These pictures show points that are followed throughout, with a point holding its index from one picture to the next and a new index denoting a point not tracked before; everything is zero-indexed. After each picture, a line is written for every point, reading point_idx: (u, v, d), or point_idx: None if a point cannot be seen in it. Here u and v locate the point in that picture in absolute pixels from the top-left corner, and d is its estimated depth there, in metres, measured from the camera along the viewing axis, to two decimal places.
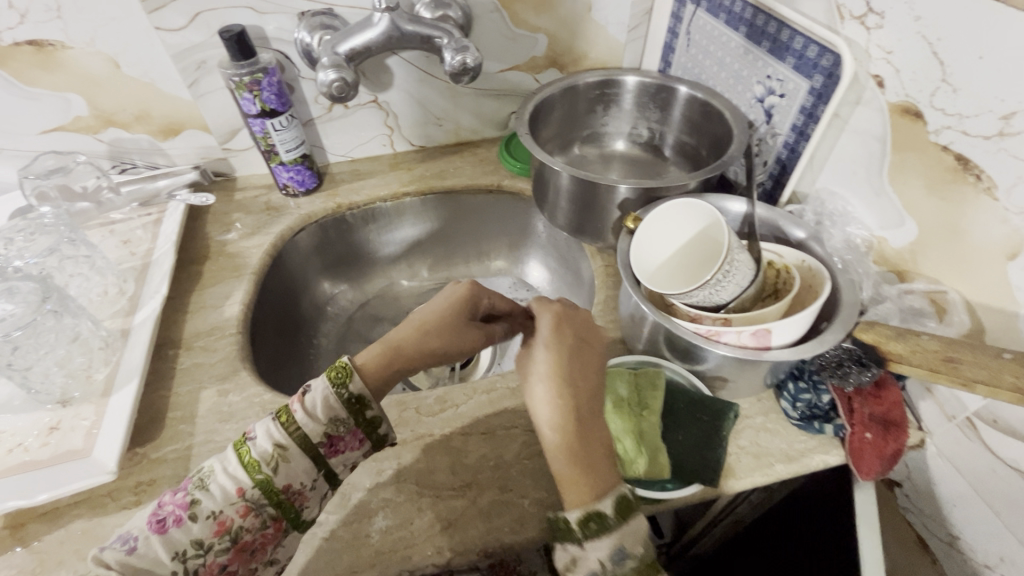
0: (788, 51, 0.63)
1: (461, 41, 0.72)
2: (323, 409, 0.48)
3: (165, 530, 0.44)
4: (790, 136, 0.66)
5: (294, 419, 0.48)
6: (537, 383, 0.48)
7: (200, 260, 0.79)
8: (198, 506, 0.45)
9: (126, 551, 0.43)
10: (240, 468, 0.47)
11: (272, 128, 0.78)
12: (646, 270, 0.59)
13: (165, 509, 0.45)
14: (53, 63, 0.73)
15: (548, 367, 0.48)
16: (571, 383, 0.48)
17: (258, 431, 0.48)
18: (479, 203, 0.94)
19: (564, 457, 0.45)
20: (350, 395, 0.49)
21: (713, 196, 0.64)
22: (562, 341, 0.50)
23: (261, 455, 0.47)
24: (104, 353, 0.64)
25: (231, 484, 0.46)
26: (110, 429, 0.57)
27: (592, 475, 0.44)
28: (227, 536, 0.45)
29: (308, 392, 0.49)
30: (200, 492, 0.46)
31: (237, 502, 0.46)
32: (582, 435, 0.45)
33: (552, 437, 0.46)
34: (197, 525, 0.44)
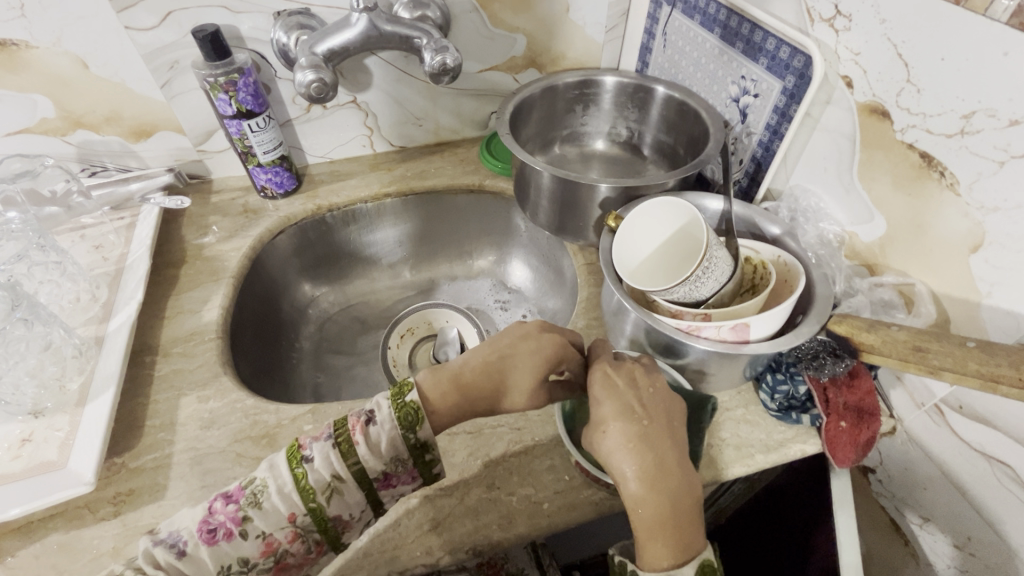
0: (761, 52, 0.64)
1: (440, 41, 0.72)
2: (386, 445, 0.48)
3: (214, 542, 0.45)
4: (764, 135, 0.67)
5: (354, 450, 0.47)
6: (613, 440, 0.48)
7: (177, 264, 0.77)
8: (249, 523, 0.45)
9: (176, 554, 0.44)
10: (294, 491, 0.46)
11: (249, 129, 0.77)
12: (628, 268, 0.60)
13: (215, 519, 0.46)
14: (18, 63, 0.71)
15: (622, 425, 0.48)
16: (643, 439, 0.48)
17: (316, 454, 0.47)
18: (462, 203, 0.94)
19: (652, 520, 0.45)
20: (417, 440, 0.49)
21: (692, 194, 0.66)
22: (622, 394, 0.50)
23: (318, 485, 0.46)
24: (78, 361, 0.62)
25: (284, 507, 0.46)
26: (86, 439, 0.56)
27: (680, 537, 0.45)
28: (272, 555, 0.46)
29: (373, 425, 0.48)
30: (252, 509, 0.46)
31: (287, 527, 0.46)
32: (670, 496, 0.46)
33: (638, 500, 0.46)
34: (246, 543, 0.45)
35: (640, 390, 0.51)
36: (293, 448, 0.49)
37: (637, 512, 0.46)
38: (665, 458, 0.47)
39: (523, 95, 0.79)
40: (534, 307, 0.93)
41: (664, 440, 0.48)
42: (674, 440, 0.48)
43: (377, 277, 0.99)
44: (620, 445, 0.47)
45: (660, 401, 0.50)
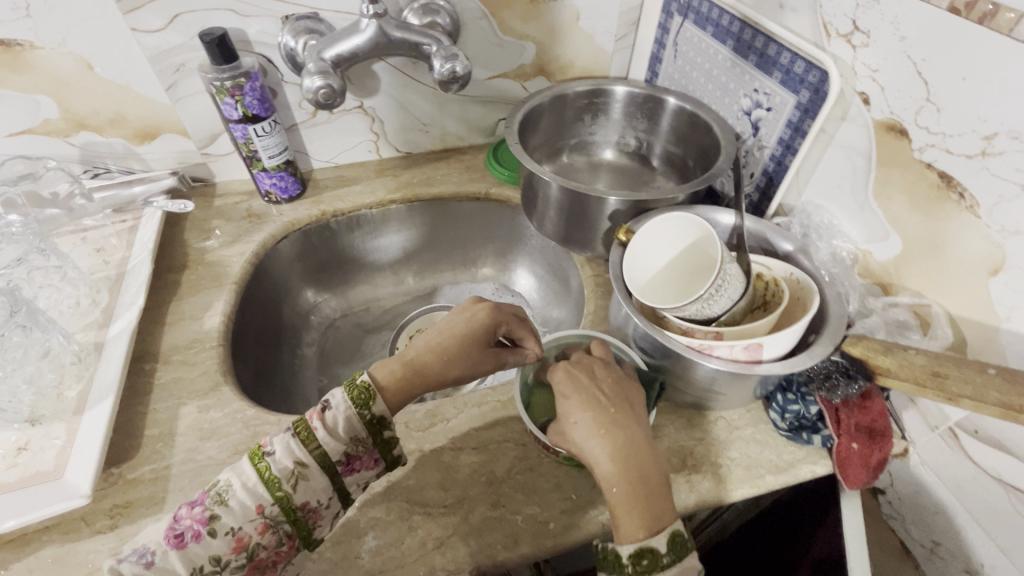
0: (775, 65, 0.64)
1: (450, 49, 0.71)
2: (344, 427, 0.50)
3: (184, 545, 0.45)
4: (777, 149, 0.67)
5: (314, 436, 0.49)
6: (581, 424, 0.50)
7: (179, 269, 0.76)
8: (217, 521, 0.45)
9: (143, 565, 0.44)
10: (259, 484, 0.47)
11: (254, 134, 0.76)
12: (637, 282, 0.59)
13: (182, 523, 0.46)
14: (22, 63, 0.70)
15: (588, 409, 0.50)
16: (608, 418, 0.49)
17: (274, 446, 0.48)
18: (467, 210, 0.93)
19: (623, 495, 0.46)
20: (372, 416, 0.50)
21: (703, 208, 0.65)
22: (584, 385, 0.52)
23: (281, 473, 0.47)
24: (76, 368, 0.61)
25: (249, 501, 0.46)
26: (83, 449, 0.55)
27: (650, 508, 0.46)
28: (243, 553, 0.46)
29: (328, 409, 0.50)
30: (219, 507, 0.46)
31: (256, 520, 0.46)
32: (639, 469, 0.47)
33: (606, 477, 0.47)
34: (215, 541, 0.45)
35: (603, 378, 0.53)
36: (252, 449, 0.49)
37: (608, 491, 0.47)
38: (631, 436, 0.48)
39: (531, 103, 0.79)
40: (539, 318, 0.93)
41: (629, 420, 0.49)
42: (640, 420, 0.50)
43: (381, 284, 0.98)
44: (585, 426, 0.49)
45: (620, 388, 0.52)
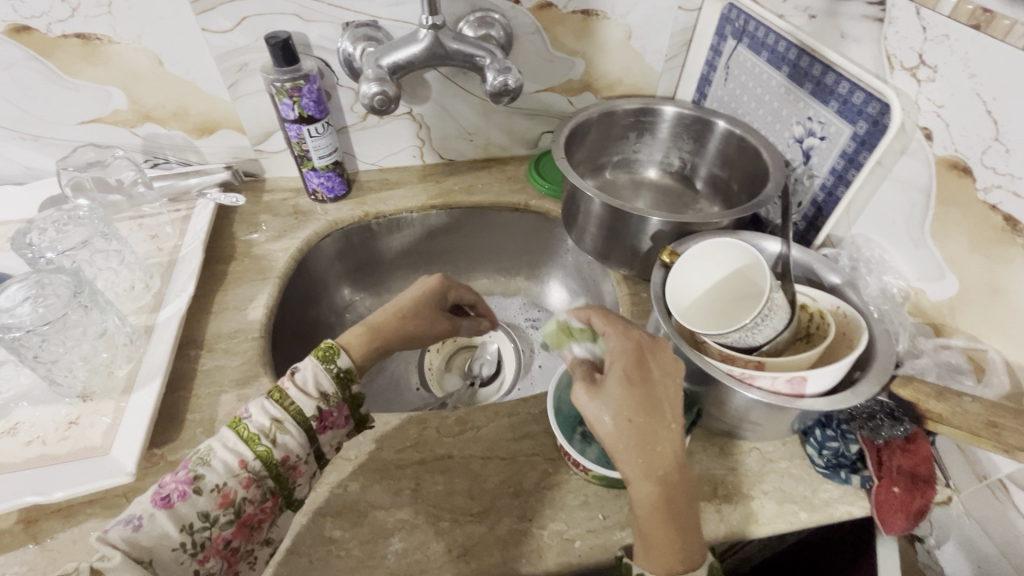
0: (832, 95, 0.63)
1: (503, 62, 0.72)
2: (314, 385, 0.53)
3: (171, 505, 0.45)
4: (828, 179, 0.65)
5: (287, 395, 0.52)
6: (615, 431, 0.46)
7: (226, 260, 0.79)
8: (202, 480, 0.46)
9: (132, 529, 0.43)
10: (239, 443, 0.49)
11: (307, 134, 0.79)
12: (678, 306, 0.58)
13: (167, 487, 0.46)
14: (99, 56, 0.74)
15: (637, 418, 0.46)
16: (657, 432, 0.46)
17: (252, 410, 0.51)
18: (505, 220, 0.94)
19: (658, 520, 0.45)
20: (339, 369, 0.55)
21: (750, 234, 0.65)
22: (643, 384, 0.48)
23: (259, 429, 0.49)
24: (128, 349, 0.64)
25: (231, 458, 0.48)
26: (130, 428, 0.57)
27: (683, 542, 0.45)
28: (231, 509, 0.46)
29: (297, 372, 0.53)
30: (202, 467, 0.47)
31: (240, 474, 0.47)
32: (677, 494, 0.45)
33: (642, 500, 0.46)
34: (202, 498, 0.45)
35: (661, 380, 0.48)
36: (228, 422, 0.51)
37: (644, 512, 0.45)
38: (673, 456, 0.46)
39: (579, 119, 0.79)
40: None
41: (677, 437, 0.46)
42: (684, 434, 0.47)
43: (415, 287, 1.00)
44: (622, 446, 0.46)
45: (675, 392, 0.48)
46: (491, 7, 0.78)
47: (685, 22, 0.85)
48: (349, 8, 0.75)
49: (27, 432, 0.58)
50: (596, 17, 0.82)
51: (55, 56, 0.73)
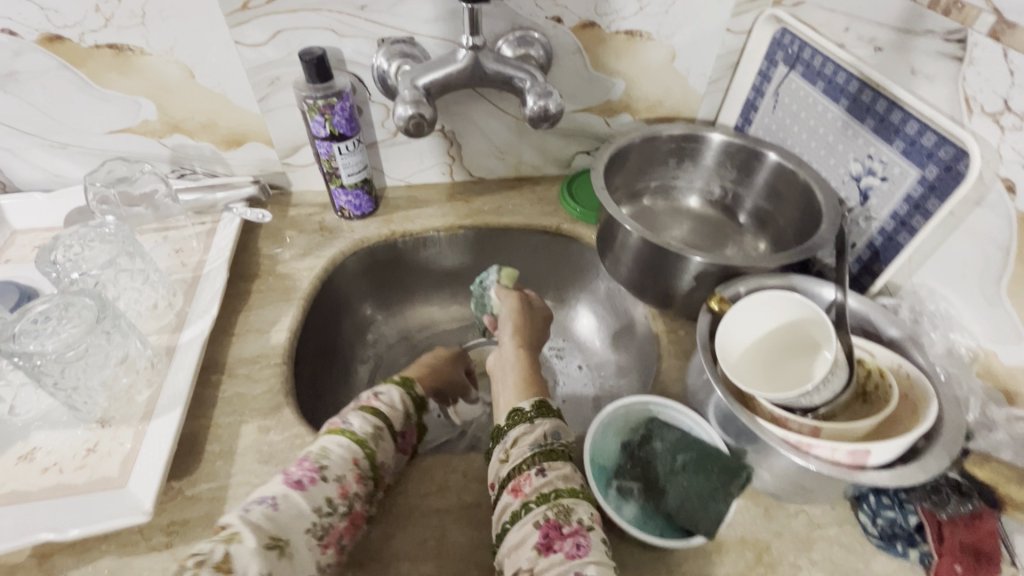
0: (897, 134, 0.59)
1: (544, 86, 0.69)
2: (400, 404, 0.60)
3: (304, 488, 0.48)
4: (888, 223, 0.61)
5: (378, 410, 0.58)
6: (507, 320, 0.79)
7: (250, 278, 0.77)
8: (327, 470, 0.50)
9: (271, 507, 0.46)
10: (349, 443, 0.53)
11: (337, 152, 0.76)
12: (725, 352, 0.55)
13: (296, 473, 0.49)
14: (130, 67, 0.73)
15: (519, 315, 0.79)
16: (528, 325, 0.79)
17: (352, 419, 0.55)
18: (535, 242, 0.91)
19: (522, 371, 0.70)
20: (416, 396, 0.63)
21: (804, 278, 0.61)
22: (531, 308, 0.82)
23: (364, 433, 0.54)
24: (148, 373, 0.62)
25: (347, 454, 0.52)
26: (148, 460, 0.56)
27: (532, 387, 0.66)
28: (346, 501, 0.50)
29: (381, 395, 0.60)
30: (325, 459, 0.51)
31: (353, 470, 0.51)
32: (532, 359, 0.73)
33: (512, 360, 0.72)
34: (326, 486, 0.49)
35: (539, 312, 0.82)
36: (323, 432, 0.55)
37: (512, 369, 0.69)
38: (530, 345, 0.77)
39: (619, 144, 0.76)
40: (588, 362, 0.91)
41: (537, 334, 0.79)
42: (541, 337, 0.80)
43: (438, 307, 0.97)
44: (506, 326, 0.79)
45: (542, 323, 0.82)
46: (532, 25, 0.75)
47: (732, 45, 0.80)
48: (386, 23, 0.73)
49: (45, 458, 0.56)
50: (639, 37, 0.78)
51: (86, 66, 0.72)
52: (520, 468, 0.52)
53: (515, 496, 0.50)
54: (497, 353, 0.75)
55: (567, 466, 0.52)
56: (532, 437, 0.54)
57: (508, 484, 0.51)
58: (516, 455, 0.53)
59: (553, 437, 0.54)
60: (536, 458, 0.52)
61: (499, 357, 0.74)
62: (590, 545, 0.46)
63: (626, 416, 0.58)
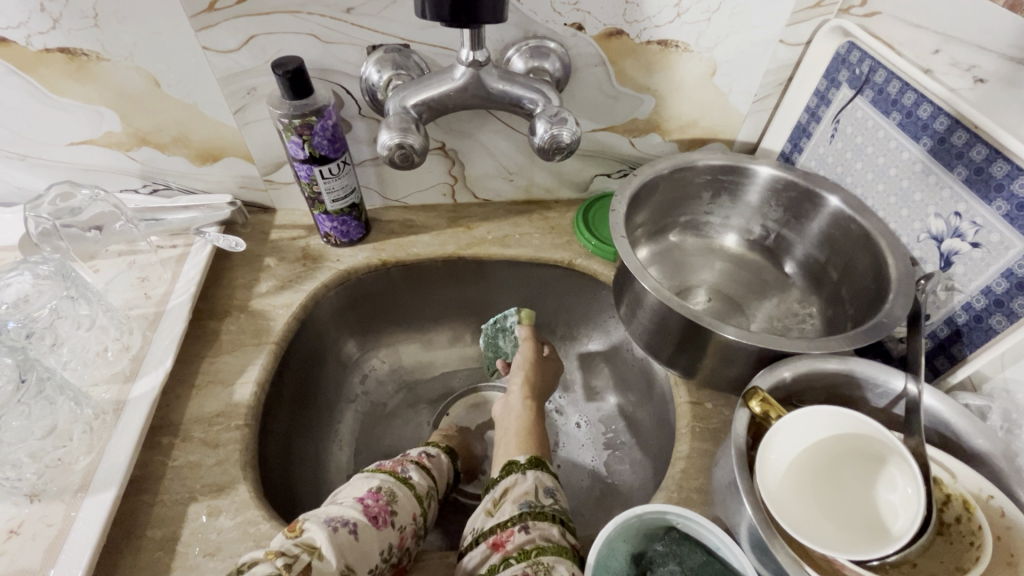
0: (999, 192, 0.47)
1: (558, 111, 0.58)
2: (445, 469, 0.61)
3: (379, 526, 0.48)
4: (977, 300, 0.49)
5: (430, 469, 0.59)
6: (516, 374, 0.69)
7: (220, 315, 0.68)
8: (397, 514, 0.50)
9: (352, 533, 0.46)
10: (413, 495, 0.53)
11: (319, 176, 0.66)
12: (763, 474, 0.44)
13: (373, 508, 0.49)
14: (87, 74, 0.64)
15: (526, 366, 0.70)
16: (538, 378, 0.69)
17: (412, 472, 0.56)
18: (545, 277, 0.80)
19: (525, 424, 0.61)
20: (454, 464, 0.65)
21: (872, 365, 0.50)
22: (543, 359, 0.72)
23: (423, 489, 0.55)
24: (86, 437, 0.54)
25: (411, 504, 0.52)
26: (74, 551, 0.48)
27: (535, 441, 0.58)
28: (400, 552, 0.49)
29: (433, 456, 0.61)
30: (396, 503, 0.51)
31: (412, 522, 0.52)
32: (540, 414, 0.64)
33: (518, 413, 0.63)
34: (393, 531, 0.49)
35: (549, 360, 0.73)
36: (384, 472, 0.54)
37: (516, 429, 0.60)
38: (541, 395, 0.68)
39: (646, 176, 0.65)
40: (588, 420, 0.81)
41: (547, 388, 0.70)
42: (551, 391, 0.71)
43: (435, 341, 0.87)
44: (516, 370, 0.70)
45: (551, 375, 0.72)
46: (548, 33, 0.63)
47: (785, 58, 0.67)
48: (376, 29, 0.62)
49: None
50: (675, 49, 0.65)
51: (38, 72, 0.63)
52: (504, 522, 0.48)
53: (495, 550, 0.46)
54: (503, 403, 0.67)
55: (554, 527, 0.47)
56: (523, 493, 0.50)
57: (488, 537, 0.47)
58: (503, 510, 0.49)
59: (544, 496, 0.50)
60: (522, 516, 0.48)
61: (505, 408, 0.66)
62: None
63: (640, 525, 0.47)
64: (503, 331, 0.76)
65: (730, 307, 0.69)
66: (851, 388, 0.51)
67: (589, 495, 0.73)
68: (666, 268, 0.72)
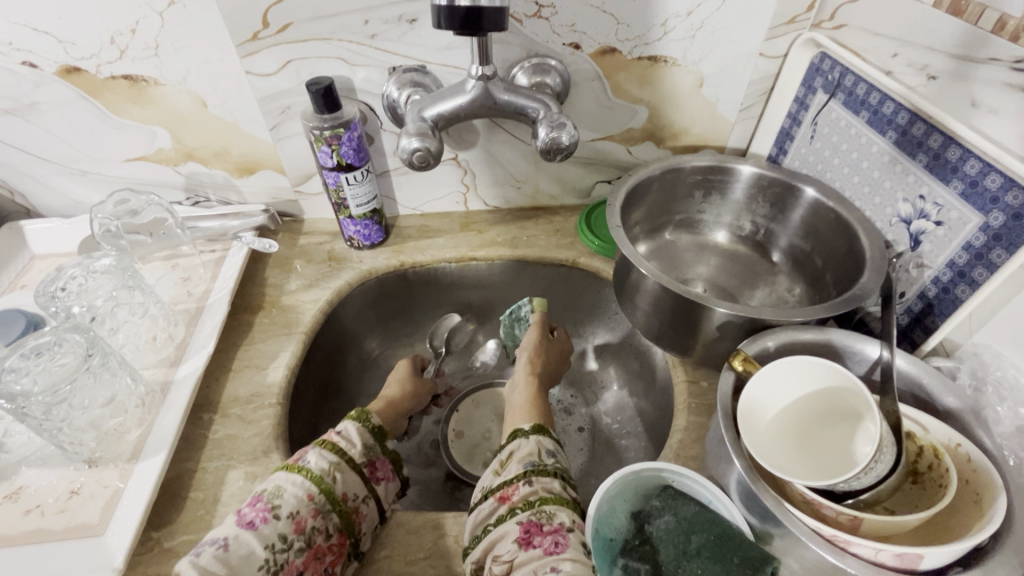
0: (954, 173, 0.52)
1: (557, 117, 0.65)
2: (358, 437, 0.57)
3: (255, 528, 0.46)
4: (944, 273, 0.54)
5: (333, 446, 0.55)
6: (523, 353, 0.75)
7: (254, 310, 0.75)
8: (279, 508, 0.48)
9: (219, 549, 0.44)
10: (304, 481, 0.51)
11: (345, 182, 0.74)
12: (746, 428, 0.49)
13: (248, 514, 0.47)
14: (145, 97, 0.73)
15: (532, 346, 0.75)
16: (544, 358, 0.74)
17: (309, 456, 0.53)
18: (551, 276, 0.86)
19: (530, 400, 0.66)
20: (374, 426, 0.59)
21: (847, 333, 0.54)
22: (551, 342, 0.77)
23: (321, 470, 0.52)
24: (139, 411, 0.61)
25: (302, 491, 0.50)
26: (128, 507, 0.53)
27: (540, 412, 0.63)
28: (302, 537, 0.48)
29: (340, 431, 0.57)
30: (276, 498, 0.49)
31: (308, 505, 0.49)
32: (543, 391, 0.68)
33: (523, 390, 0.68)
34: (279, 523, 0.47)
35: (557, 343, 0.78)
36: (284, 466, 0.53)
37: (521, 403, 0.65)
38: (545, 375, 0.73)
39: (640, 176, 0.71)
40: (590, 422, 0.84)
41: (552, 369, 0.75)
42: (556, 372, 0.75)
43: None
44: (523, 351, 0.75)
45: (557, 357, 0.77)
46: (549, 52, 0.71)
47: (765, 70, 0.73)
48: (397, 52, 0.71)
49: (30, 498, 0.55)
50: (664, 63, 0.72)
51: (103, 96, 0.72)
52: (510, 479, 0.52)
53: (502, 502, 0.50)
54: (509, 381, 0.72)
55: (555, 481, 0.51)
56: (527, 454, 0.54)
57: (496, 492, 0.52)
58: (510, 469, 0.53)
59: (546, 456, 0.54)
60: (525, 473, 0.52)
61: (512, 388, 0.70)
62: (569, 545, 0.46)
63: (635, 483, 0.52)
64: (519, 320, 0.81)
65: (725, 297, 0.73)
66: (831, 356, 0.55)
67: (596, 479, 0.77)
68: (663, 262, 0.77)
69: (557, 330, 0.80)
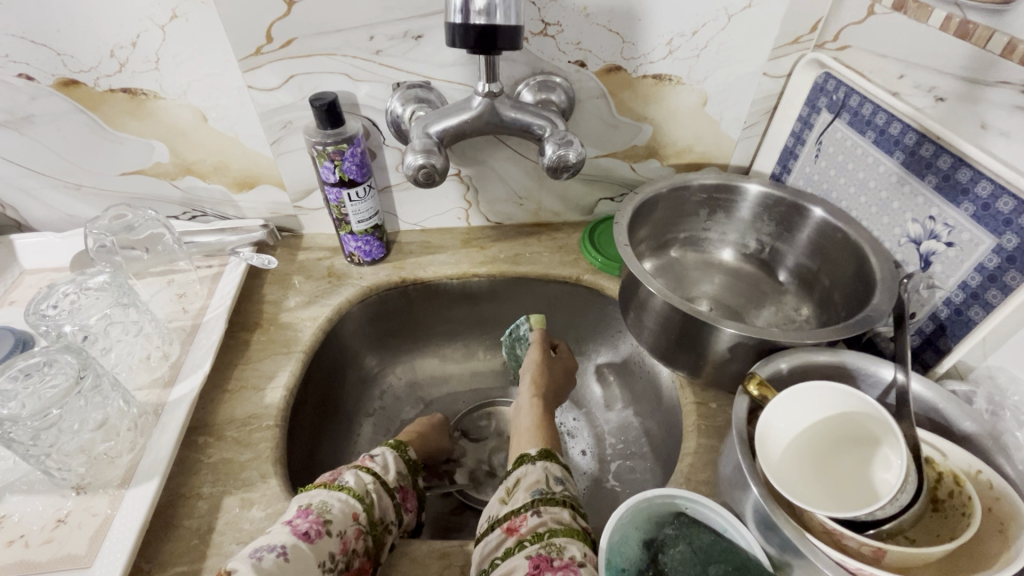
0: (966, 195, 0.52)
1: (565, 135, 0.64)
2: (393, 466, 0.60)
3: (312, 541, 0.47)
4: (956, 295, 0.54)
5: (372, 469, 0.58)
6: (526, 371, 0.73)
7: (251, 327, 0.73)
8: (332, 523, 0.49)
9: (280, 557, 0.44)
10: (349, 499, 0.52)
11: (347, 199, 0.73)
12: (762, 452, 0.47)
13: (301, 525, 0.47)
14: (143, 111, 0.72)
15: (534, 362, 0.74)
16: (548, 376, 0.73)
17: (347, 477, 0.55)
18: (554, 293, 0.85)
19: (536, 422, 0.65)
20: (409, 457, 0.63)
21: (860, 355, 0.54)
22: (553, 360, 0.76)
23: (360, 490, 0.54)
24: (131, 434, 0.58)
25: (347, 508, 0.51)
26: (118, 537, 0.51)
27: (546, 435, 0.62)
28: (344, 557, 0.48)
29: (377, 457, 0.60)
30: (328, 513, 0.49)
31: (353, 524, 0.50)
32: (548, 412, 0.67)
33: (528, 412, 0.66)
34: (331, 540, 0.48)
35: (560, 361, 0.77)
36: (317, 485, 0.53)
37: (527, 426, 0.64)
38: (550, 395, 0.71)
39: (647, 194, 0.71)
40: (594, 442, 0.82)
41: (557, 388, 0.73)
42: (561, 391, 0.74)
43: (449, 356, 0.91)
44: (526, 371, 0.73)
45: (561, 375, 0.75)
46: (554, 69, 0.71)
47: (769, 89, 0.74)
48: (401, 68, 0.70)
49: (13, 527, 0.53)
50: (669, 82, 0.72)
51: (100, 110, 0.71)
52: (518, 509, 0.50)
53: (510, 534, 0.49)
54: (514, 402, 0.71)
55: (564, 511, 0.50)
56: (535, 481, 0.53)
57: (503, 522, 0.50)
58: (517, 497, 0.52)
59: (554, 483, 0.53)
60: (533, 502, 0.51)
61: (517, 410, 0.69)
62: None
63: (649, 510, 0.50)
64: (519, 340, 0.80)
65: (732, 316, 0.72)
66: (844, 378, 0.54)
67: (601, 503, 0.75)
68: (669, 281, 0.76)
69: (558, 345, 0.79)
